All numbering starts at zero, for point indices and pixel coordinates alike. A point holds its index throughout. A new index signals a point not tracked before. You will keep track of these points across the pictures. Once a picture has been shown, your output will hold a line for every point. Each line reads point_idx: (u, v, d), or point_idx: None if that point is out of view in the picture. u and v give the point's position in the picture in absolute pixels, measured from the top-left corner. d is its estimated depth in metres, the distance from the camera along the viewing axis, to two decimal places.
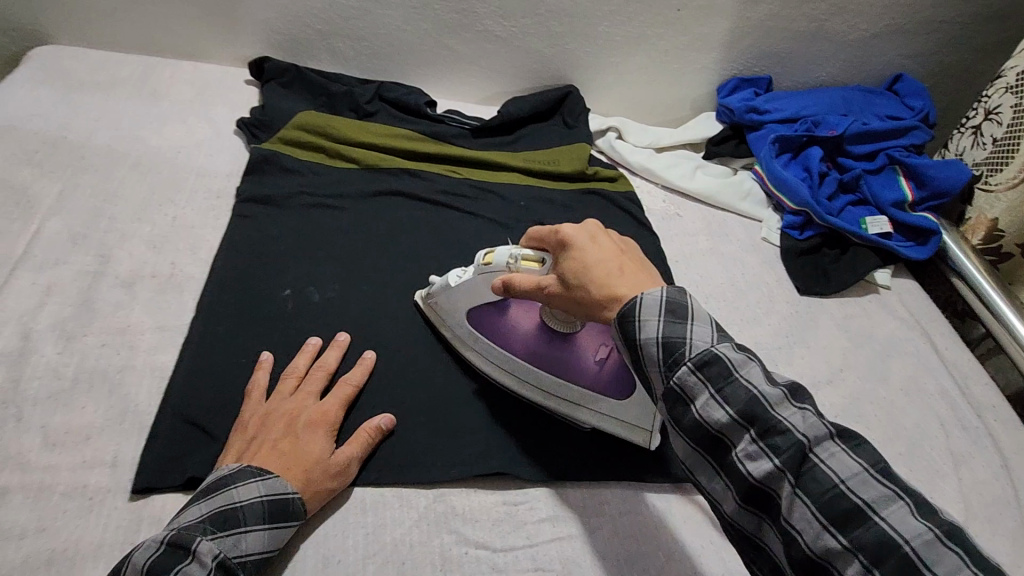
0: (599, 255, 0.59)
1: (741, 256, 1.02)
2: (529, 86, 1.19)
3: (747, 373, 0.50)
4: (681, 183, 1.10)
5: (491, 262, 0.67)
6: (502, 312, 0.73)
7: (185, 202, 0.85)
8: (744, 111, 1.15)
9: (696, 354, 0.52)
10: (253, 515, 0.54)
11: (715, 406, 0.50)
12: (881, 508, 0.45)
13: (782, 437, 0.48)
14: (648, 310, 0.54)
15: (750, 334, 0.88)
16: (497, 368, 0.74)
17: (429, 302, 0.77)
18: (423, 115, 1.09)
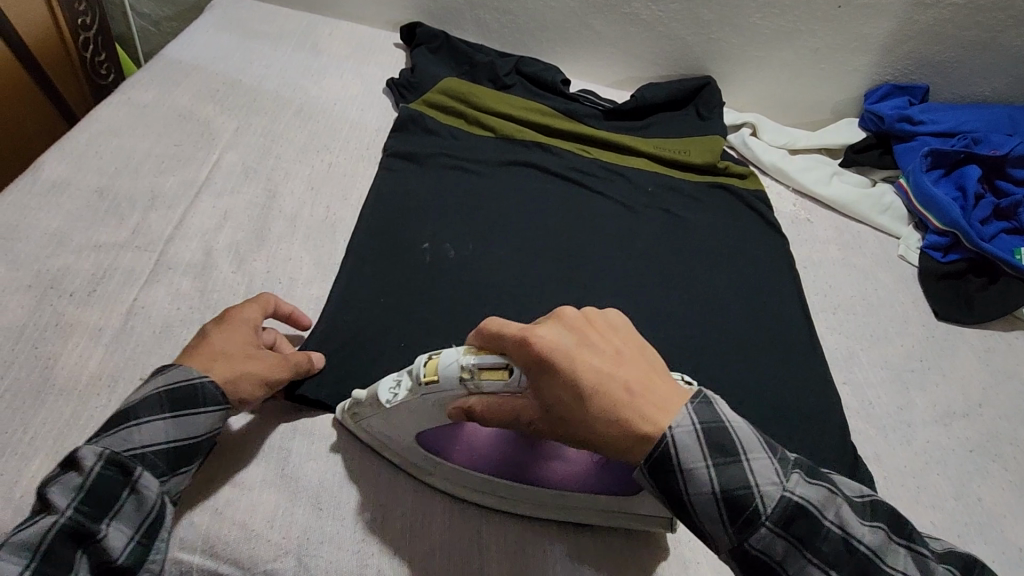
0: (595, 366, 0.50)
1: (874, 270, 0.97)
2: (666, 74, 1.17)
3: (777, 480, 0.49)
4: (815, 187, 1.06)
5: (437, 378, 0.55)
6: (458, 429, 0.62)
7: (339, 150, 0.91)
8: (895, 119, 1.08)
9: (752, 507, 0.48)
10: (144, 411, 0.54)
11: (762, 533, 0.48)
12: (901, 563, 0.49)
13: (823, 538, 0.48)
14: (691, 454, 0.49)
15: (879, 352, 0.85)
16: (466, 490, 0.62)
17: (358, 424, 0.63)
18: (559, 92, 1.10)
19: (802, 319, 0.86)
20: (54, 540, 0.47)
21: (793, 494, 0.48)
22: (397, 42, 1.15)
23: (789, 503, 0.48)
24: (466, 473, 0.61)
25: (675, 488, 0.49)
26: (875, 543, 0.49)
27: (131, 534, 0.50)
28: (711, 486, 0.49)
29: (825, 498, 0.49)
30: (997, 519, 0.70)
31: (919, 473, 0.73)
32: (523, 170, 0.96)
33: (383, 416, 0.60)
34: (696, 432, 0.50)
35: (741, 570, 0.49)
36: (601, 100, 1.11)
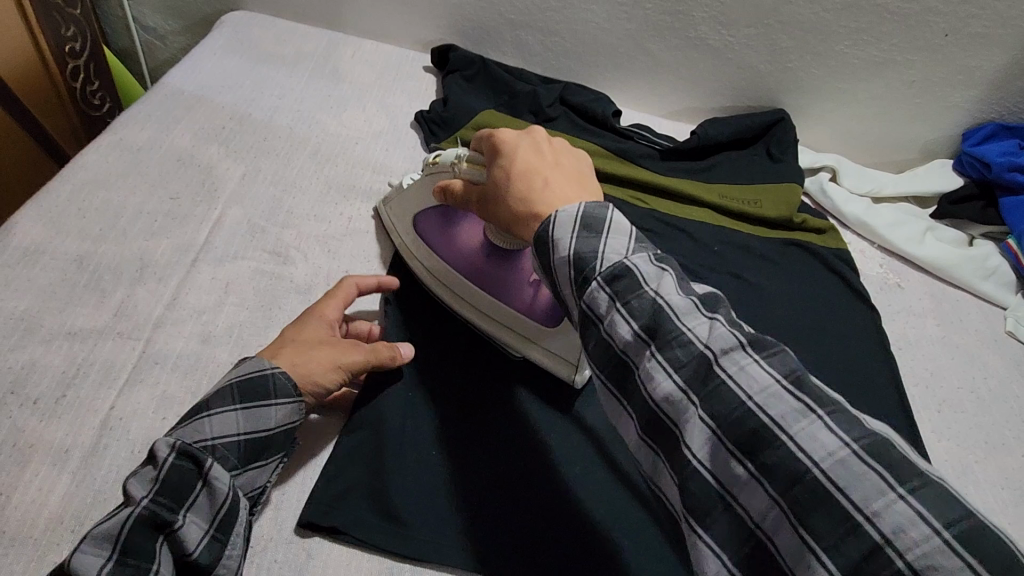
0: (529, 154, 0.54)
1: (981, 354, 0.82)
2: (731, 105, 1.03)
3: (658, 285, 0.43)
4: (905, 245, 0.91)
5: (437, 163, 0.66)
6: (447, 221, 0.71)
7: (360, 201, 0.79)
8: (1005, 168, 0.92)
9: (606, 265, 0.44)
10: (218, 401, 0.51)
11: (621, 320, 0.42)
12: (792, 425, 0.35)
13: (682, 348, 0.40)
14: (561, 226, 0.47)
15: (997, 464, 0.70)
16: (432, 278, 0.72)
17: (386, 213, 0.75)
18: (610, 126, 0.97)
19: (902, 420, 0.72)
20: (130, 534, 0.43)
21: (659, 292, 0.42)
22: (427, 64, 1.02)
23: (653, 302, 0.42)
24: (438, 258, 0.71)
25: (543, 259, 0.48)
26: (763, 397, 0.37)
27: (206, 529, 0.46)
28: (605, 314, 0.43)
29: (705, 326, 0.41)
30: None
31: None
32: None
33: (398, 201, 0.74)
34: (627, 263, 0.44)
35: (597, 365, 0.44)
36: (658, 137, 0.97)
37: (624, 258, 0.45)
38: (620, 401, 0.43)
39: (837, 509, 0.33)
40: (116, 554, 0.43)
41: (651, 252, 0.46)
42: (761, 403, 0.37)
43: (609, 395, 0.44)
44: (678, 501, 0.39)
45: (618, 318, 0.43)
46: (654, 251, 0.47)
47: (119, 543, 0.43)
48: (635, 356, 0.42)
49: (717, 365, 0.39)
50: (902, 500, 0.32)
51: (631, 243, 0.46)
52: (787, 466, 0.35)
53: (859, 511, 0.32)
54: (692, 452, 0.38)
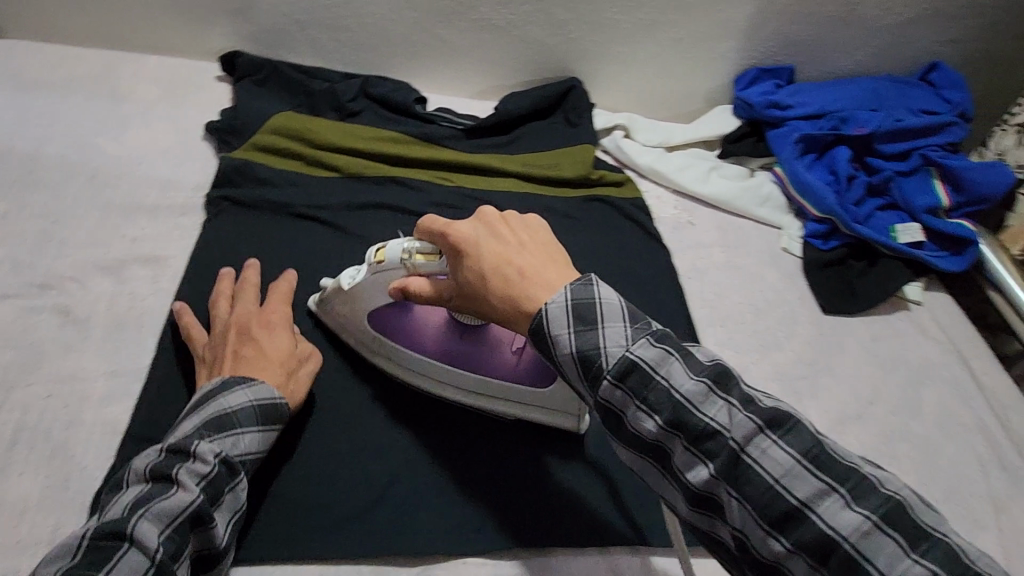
0: (494, 250, 0.57)
1: (759, 271, 0.94)
2: (530, 80, 1.09)
3: (669, 373, 0.48)
4: (693, 186, 1.01)
5: (383, 260, 0.65)
6: (402, 311, 0.73)
7: (151, 222, 0.78)
8: (764, 106, 1.05)
9: (614, 363, 0.49)
10: (245, 420, 0.60)
11: (646, 416, 0.48)
12: (756, 448, 0.45)
13: (712, 440, 0.46)
14: (557, 321, 0.51)
15: (768, 363, 0.82)
16: (425, 375, 0.74)
17: (327, 312, 0.76)
18: (413, 113, 1.00)
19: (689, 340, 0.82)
20: (183, 519, 0.51)
21: (672, 384, 0.47)
22: (219, 73, 0.99)
23: (671, 395, 0.47)
24: (405, 349, 0.73)
25: (545, 350, 0.53)
26: (790, 479, 0.43)
27: (228, 524, 0.56)
28: (626, 408, 0.49)
29: (721, 410, 0.46)
30: None
31: None
32: (379, 213, 0.86)
33: (345, 299, 0.72)
34: (603, 351, 0.50)
35: (631, 447, 0.50)
36: (461, 117, 1.01)
37: (626, 348, 0.49)
38: (661, 475, 0.50)
39: (849, 559, 0.41)
40: (168, 531, 0.50)
41: (640, 327, 0.50)
42: (787, 487, 0.43)
43: (650, 468, 0.51)
44: (742, 557, 0.47)
45: (641, 412, 0.48)
46: (651, 326, 0.51)
47: (175, 526, 0.50)
48: (666, 443, 0.48)
49: (744, 451, 0.45)
50: (884, 536, 0.40)
51: (625, 328, 0.50)
52: (822, 542, 0.41)
53: (841, 537, 0.41)
54: (737, 527, 0.45)
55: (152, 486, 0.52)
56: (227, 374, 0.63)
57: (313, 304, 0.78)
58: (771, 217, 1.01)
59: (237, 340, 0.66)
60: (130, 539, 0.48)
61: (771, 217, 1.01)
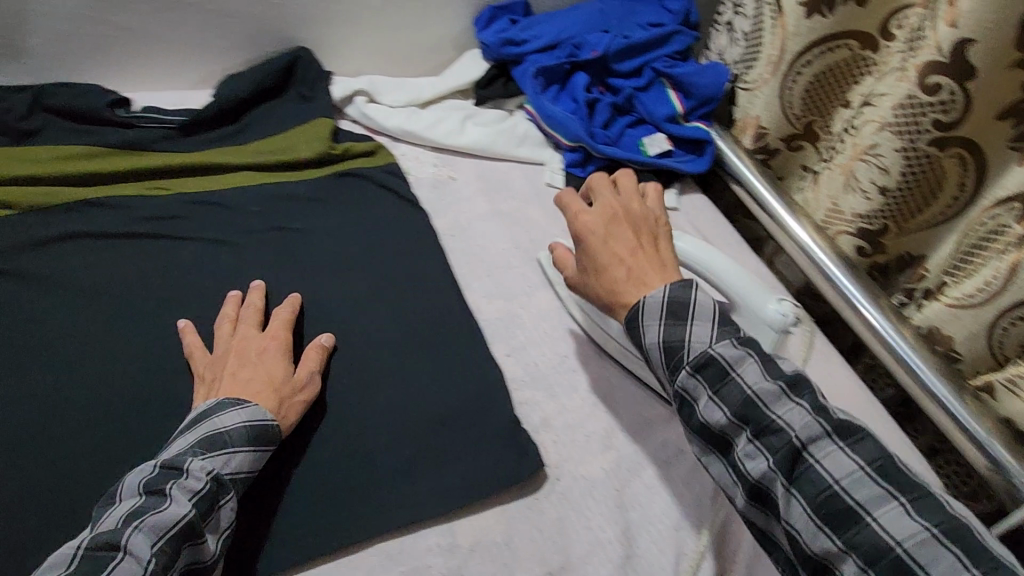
0: (605, 253, 0.64)
1: (522, 211, 0.94)
2: (252, 58, 0.99)
3: (742, 373, 0.55)
4: (449, 140, 0.98)
5: None
6: None
7: None
8: (500, 45, 1.03)
9: (694, 356, 0.56)
10: (236, 438, 0.57)
11: (715, 406, 0.55)
12: (817, 451, 0.51)
13: (778, 436, 0.52)
14: (650, 313, 0.59)
15: (537, 305, 0.82)
16: (596, 325, 0.79)
17: (553, 263, 0.84)
18: (109, 118, 0.85)
19: (458, 300, 0.79)
20: (176, 532, 0.49)
21: (746, 382, 0.54)
22: None
23: (743, 390, 0.54)
24: (606, 310, 0.77)
25: (634, 339, 0.60)
26: (853, 482, 0.49)
27: (219, 539, 0.53)
28: (699, 397, 0.56)
29: (791, 411, 0.53)
30: (661, 430, 0.71)
31: (586, 420, 0.71)
32: (75, 243, 0.73)
33: None
34: (710, 350, 0.56)
35: (700, 438, 0.57)
36: (170, 114, 0.89)
37: (708, 347, 0.57)
38: (719, 461, 0.56)
39: (899, 563, 0.46)
40: (161, 542, 0.48)
41: (730, 336, 0.58)
42: (847, 487, 0.49)
43: (712, 461, 0.57)
44: (791, 553, 0.51)
45: (712, 404, 0.55)
46: (737, 335, 0.59)
47: (172, 538, 0.48)
48: (732, 435, 0.54)
49: (806, 451, 0.51)
50: (941, 547, 0.45)
51: (712, 329, 0.58)
52: (875, 544, 0.47)
53: (895, 542, 0.46)
54: (791, 523, 0.50)
55: (143, 500, 0.50)
56: (217, 396, 0.61)
57: (545, 258, 0.86)
58: (534, 154, 1.02)
59: (236, 362, 0.64)
60: (123, 550, 0.46)
61: (533, 153, 1.02)
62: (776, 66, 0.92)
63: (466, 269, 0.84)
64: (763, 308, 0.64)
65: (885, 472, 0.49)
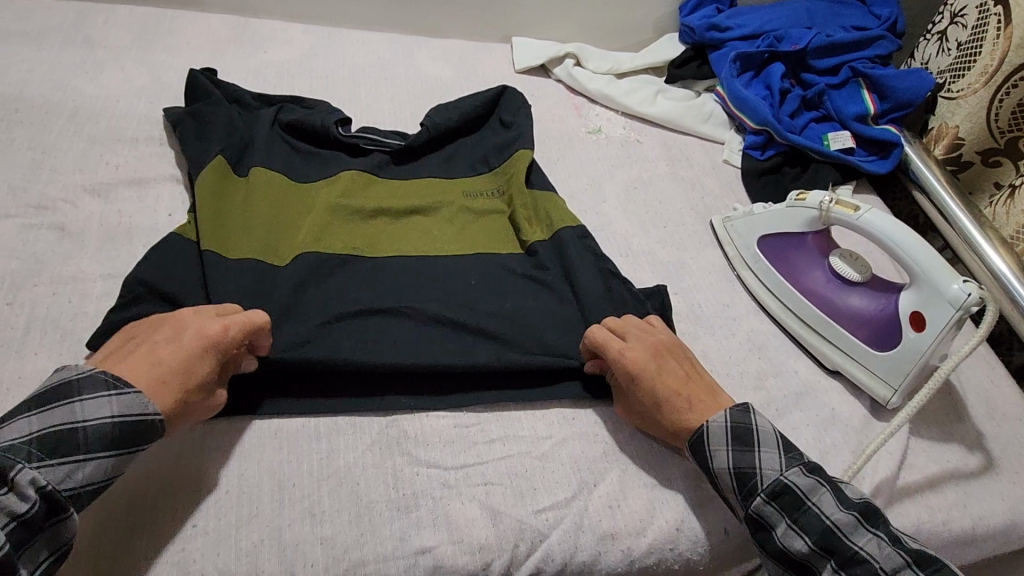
0: (670, 384, 0.64)
1: (701, 180, 1.02)
2: (484, 15, 1.15)
3: (819, 502, 0.56)
4: (642, 109, 1.08)
5: (806, 200, 0.79)
6: (799, 249, 0.82)
7: (129, 150, 0.83)
8: (704, 29, 1.11)
9: (772, 483, 0.57)
10: (93, 441, 0.50)
11: (795, 534, 0.55)
12: None
13: (844, 553, 0.54)
14: (716, 439, 0.61)
15: (706, 257, 0.89)
16: (763, 287, 0.84)
17: (727, 227, 0.90)
18: (335, 137, 0.85)
19: (635, 243, 0.89)
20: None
21: (821, 509, 0.56)
22: (185, 22, 1.05)
23: (822, 520, 0.55)
24: (777, 276, 0.82)
25: (704, 462, 0.61)
26: None
27: (38, 569, 0.46)
28: (777, 525, 0.57)
29: (871, 542, 0.54)
30: (813, 386, 0.76)
31: (743, 361, 0.78)
32: None
33: (749, 223, 0.86)
34: (784, 479, 0.58)
35: (775, 564, 0.57)
36: (386, 136, 0.88)
37: (779, 472, 0.58)
38: None
39: None
40: None
41: (799, 460, 0.59)
42: None
43: None
44: None
45: (790, 531, 0.56)
46: (802, 459, 0.60)
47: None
48: (815, 563, 0.55)
49: None
50: None
51: (780, 455, 0.60)
52: None
53: None
54: None
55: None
56: (105, 367, 0.54)
57: (715, 221, 0.92)
58: (716, 134, 1.09)
59: (164, 341, 0.57)
60: None
61: (714, 133, 1.09)
62: (987, 79, 0.94)
63: (649, 217, 0.94)
64: (947, 284, 0.68)
65: None
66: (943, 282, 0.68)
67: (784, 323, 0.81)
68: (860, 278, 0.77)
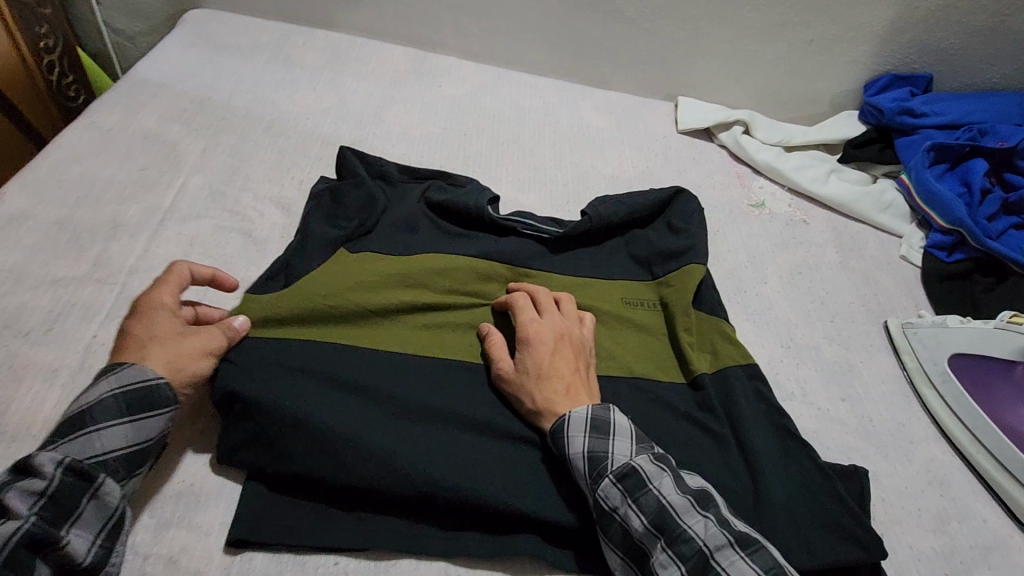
0: (559, 367, 0.65)
1: (874, 274, 0.93)
2: (653, 73, 1.14)
3: (660, 485, 0.57)
4: (813, 188, 1.01)
5: (1022, 323, 0.72)
6: (1000, 380, 0.73)
7: (312, 167, 0.89)
8: (895, 112, 1.03)
9: (619, 465, 0.58)
10: (162, 401, 0.55)
11: (635, 513, 0.56)
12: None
13: (687, 544, 0.53)
14: (575, 427, 0.60)
15: (879, 364, 0.80)
16: (947, 410, 0.74)
17: (909, 333, 0.80)
18: (491, 222, 0.82)
19: (798, 334, 0.82)
20: (109, 526, 0.50)
21: (663, 492, 0.56)
22: (372, 51, 1.12)
23: (658, 501, 0.55)
24: (971, 402, 0.72)
25: (560, 448, 0.61)
26: None
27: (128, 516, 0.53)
28: (619, 507, 0.56)
29: (699, 522, 0.54)
30: (1007, 544, 0.65)
31: (921, 496, 0.68)
32: (503, 184, 0.94)
33: (940, 335, 0.77)
34: (631, 462, 0.58)
35: (620, 549, 0.56)
36: (543, 223, 0.84)
37: (630, 458, 0.59)
38: None
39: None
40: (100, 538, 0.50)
41: (649, 449, 0.60)
42: None
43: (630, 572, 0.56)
44: None
45: (630, 511, 0.56)
46: (651, 449, 0.61)
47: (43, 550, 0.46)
48: (648, 545, 0.55)
49: (712, 558, 0.52)
50: None
51: (632, 444, 0.60)
52: None
53: None
54: None
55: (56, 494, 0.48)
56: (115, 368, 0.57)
57: (893, 324, 0.83)
58: (897, 227, 0.99)
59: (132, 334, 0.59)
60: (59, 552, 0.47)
61: (895, 225, 0.99)
62: None
63: (814, 307, 0.86)
64: None
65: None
66: None
67: (972, 459, 0.70)
68: None
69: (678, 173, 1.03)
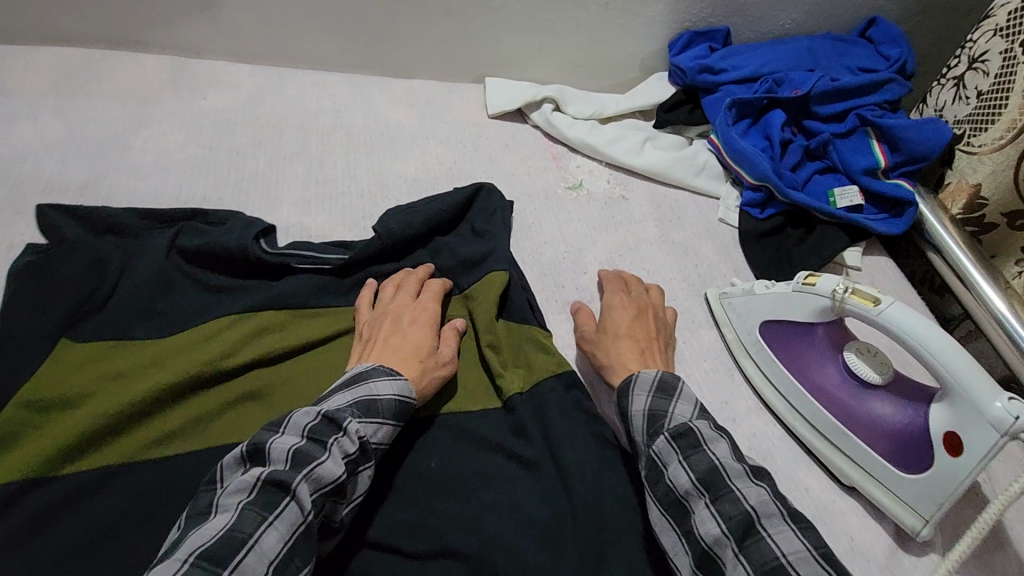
0: (426, 342, 0.66)
1: (693, 244, 0.91)
2: (455, 55, 1.03)
3: (716, 449, 0.55)
4: (628, 160, 0.97)
5: (814, 285, 0.68)
6: (806, 341, 0.70)
7: (29, 225, 0.72)
8: (696, 71, 1.01)
9: (678, 423, 0.57)
10: (250, 525, 0.46)
11: (683, 469, 0.54)
12: (773, 526, 0.49)
13: (732, 503, 0.50)
14: (641, 385, 0.62)
15: (700, 342, 0.78)
16: (764, 379, 0.73)
17: (724, 304, 0.78)
18: (258, 261, 0.70)
19: None
20: None
21: (717, 454, 0.54)
22: (117, 64, 0.94)
23: (711, 460, 0.53)
24: (782, 369, 0.71)
25: (623, 405, 0.62)
26: (797, 559, 0.46)
27: None
28: (670, 462, 0.55)
29: (751, 488, 0.51)
30: (827, 509, 0.65)
31: None
32: (285, 208, 0.81)
33: (749, 304, 0.75)
34: (690, 422, 0.57)
35: (662, 504, 0.55)
36: (326, 251, 0.73)
37: (690, 420, 0.58)
38: (670, 530, 0.53)
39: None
40: None
41: (711, 418, 0.59)
42: (793, 563, 0.46)
43: (665, 529, 0.54)
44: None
45: (679, 468, 0.54)
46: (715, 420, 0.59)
47: (324, 493, 0.50)
48: (691, 503, 0.53)
49: (760, 524, 0.49)
50: None
51: (694, 409, 0.60)
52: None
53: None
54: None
55: None
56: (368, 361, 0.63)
57: (712, 295, 0.81)
58: (711, 189, 0.98)
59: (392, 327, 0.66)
60: None
61: (709, 186, 0.98)
62: (1013, 136, 0.84)
63: None
64: (988, 402, 0.56)
65: (829, 561, 0.46)
66: (982, 397, 0.56)
67: (791, 427, 0.70)
68: (880, 380, 0.65)
69: (490, 164, 0.95)
